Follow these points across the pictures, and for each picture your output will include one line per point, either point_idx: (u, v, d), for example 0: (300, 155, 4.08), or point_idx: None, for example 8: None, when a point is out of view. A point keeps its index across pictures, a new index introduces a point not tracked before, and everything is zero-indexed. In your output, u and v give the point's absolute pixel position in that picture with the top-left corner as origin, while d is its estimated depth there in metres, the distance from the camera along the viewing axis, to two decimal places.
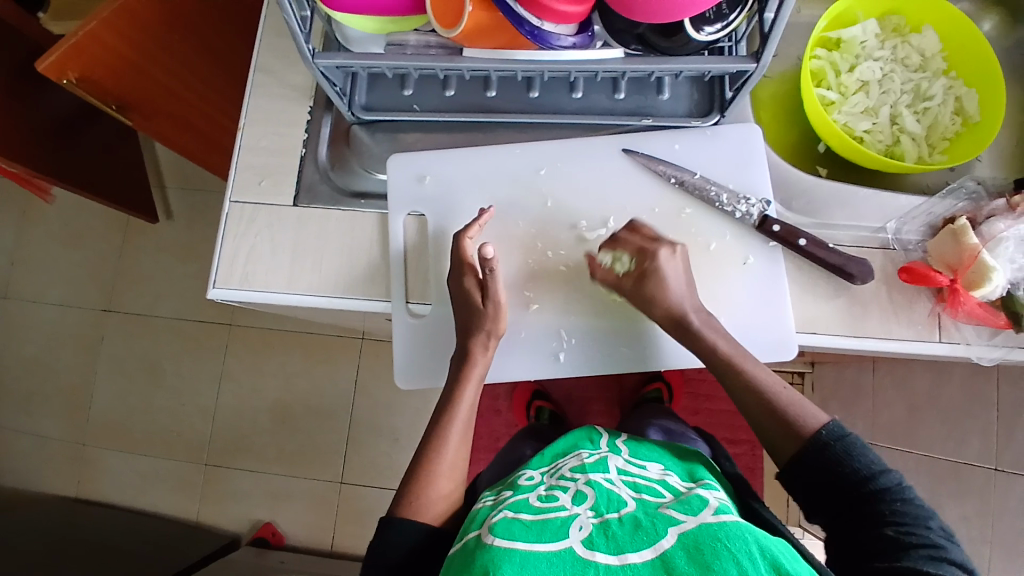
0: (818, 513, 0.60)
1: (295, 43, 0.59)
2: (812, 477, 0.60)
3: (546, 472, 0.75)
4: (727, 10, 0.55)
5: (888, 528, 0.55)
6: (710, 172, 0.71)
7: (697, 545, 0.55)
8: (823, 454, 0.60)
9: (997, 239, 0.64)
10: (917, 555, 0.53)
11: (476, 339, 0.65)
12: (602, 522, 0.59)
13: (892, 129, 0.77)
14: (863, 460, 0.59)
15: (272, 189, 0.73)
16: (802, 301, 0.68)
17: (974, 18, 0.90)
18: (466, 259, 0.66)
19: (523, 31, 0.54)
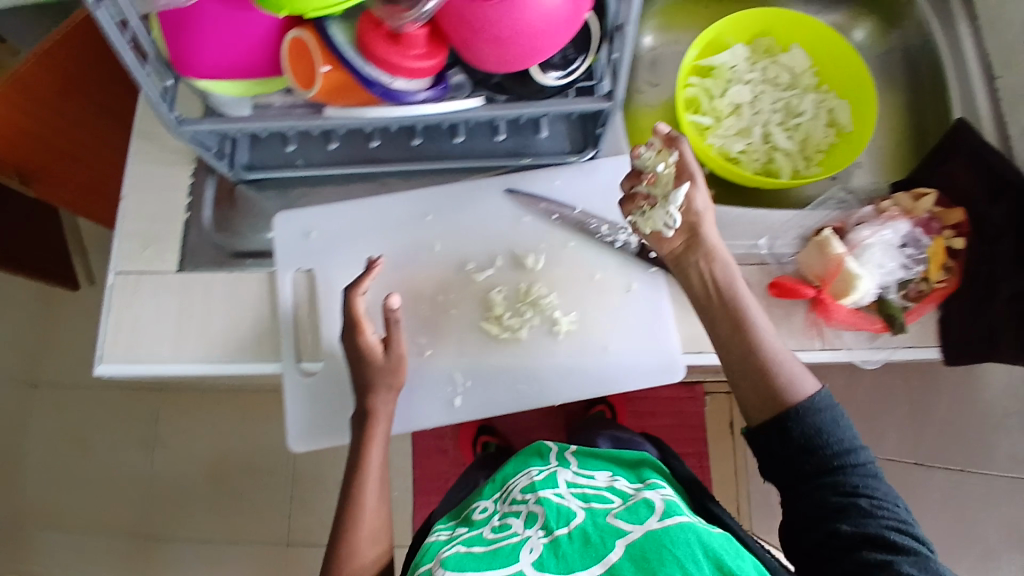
0: (786, 472, 0.61)
1: (158, 112, 0.60)
2: (793, 438, 0.60)
3: (499, 499, 0.82)
4: (572, 55, 0.58)
5: (858, 498, 0.58)
6: (590, 205, 0.73)
7: (643, 555, 0.61)
8: (810, 421, 0.60)
9: (864, 246, 0.67)
10: (885, 525, 0.56)
11: (380, 389, 0.65)
12: (552, 540, 0.66)
13: (767, 148, 0.81)
14: (841, 428, 0.60)
15: (156, 257, 0.72)
16: (687, 323, 0.70)
17: (847, 26, 0.90)
18: (357, 317, 0.64)
19: (376, 89, 0.55)
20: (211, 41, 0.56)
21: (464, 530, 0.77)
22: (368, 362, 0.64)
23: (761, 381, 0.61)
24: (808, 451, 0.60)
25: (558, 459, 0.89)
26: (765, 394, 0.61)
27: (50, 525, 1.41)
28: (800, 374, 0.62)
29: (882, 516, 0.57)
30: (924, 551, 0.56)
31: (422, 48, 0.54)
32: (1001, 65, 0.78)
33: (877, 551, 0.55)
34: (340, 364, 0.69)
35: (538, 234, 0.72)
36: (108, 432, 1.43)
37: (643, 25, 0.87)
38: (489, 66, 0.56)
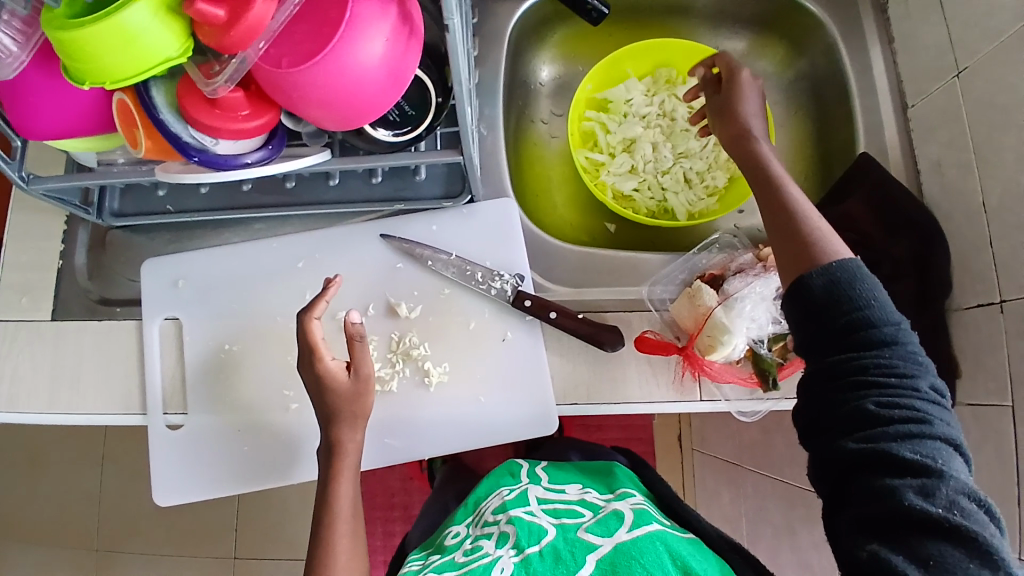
0: (803, 362, 0.49)
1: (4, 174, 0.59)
2: (809, 318, 0.48)
3: (470, 522, 0.84)
4: (410, 112, 0.58)
5: (869, 397, 0.45)
6: (467, 250, 0.71)
7: (613, 567, 0.65)
8: (828, 295, 0.47)
9: (736, 297, 0.64)
10: (896, 435, 0.44)
11: (342, 422, 0.62)
12: (522, 559, 0.69)
13: (660, 185, 0.79)
14: (867, 304, 0.47)
15: (30, 306, 0.71)
16: (562, 372, 0.68)
17: (753, 52, 0.88)
18: (313, 342, 0.63)
19: (196, 152, 0.53)
20: (37, 104, 0.54)
21: (435, 558, 0.78)
22: (332, 387, 0.62)
23: (795, 249, 0.52)
24: (824, 336, 0.48)
25: (528, 476, 0.89)
26: (796, 263, 0.51)
27: (11, 538, 1.44)
28: (832, 241, 0.51)
29: (898, 419, 0.44)
30: (951, 477, 0.42)
31: (248, 107, 0.52)
32: (911, 93, 0.73)
33: (890, 475, 0.43)
34: (204, 416, 0.68)
35: (411, 281, 0.70)
36: (63, 447, 1.44)
37: (540, 55, 0.85)
38: (322, 124, 0.54)
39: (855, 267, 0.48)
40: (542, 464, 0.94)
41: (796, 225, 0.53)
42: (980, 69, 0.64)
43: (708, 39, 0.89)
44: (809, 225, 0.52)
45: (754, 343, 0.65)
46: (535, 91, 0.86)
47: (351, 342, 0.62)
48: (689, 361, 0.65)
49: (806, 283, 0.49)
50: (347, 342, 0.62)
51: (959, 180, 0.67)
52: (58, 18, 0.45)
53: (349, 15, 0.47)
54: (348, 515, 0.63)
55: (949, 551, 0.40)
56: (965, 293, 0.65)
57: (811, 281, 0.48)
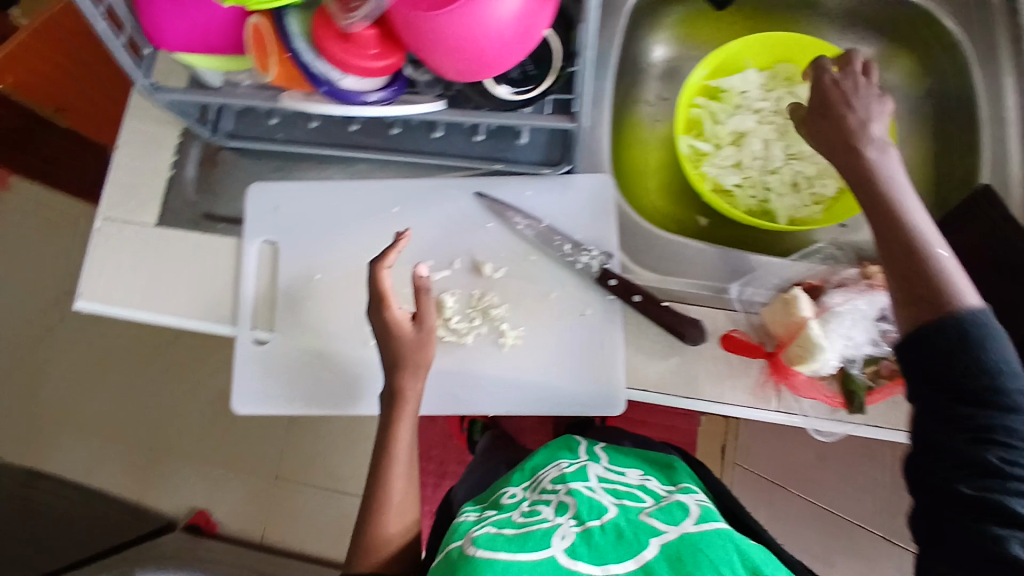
0: (917, 406, 0.49)
1: (133, 78, 0.62)
2: (936, 364, 0.48)
3: (527, 487, 0.83)
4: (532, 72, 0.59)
5: (991, 450, 0.45)
6: (557, 220, 0.70)
7: (679, 557, 0.60)
8: (961, 344, 0.47)
9: (834, 312, 0.62)
10: (1013, 491, 0.44)
11: (406, 370, 0.64)
12: (583, 531, 0.65)
13: (764, 185, 0.76)
14: (1001, 361, 0.47)
15: (137, 210, 0.75)
16: (636, 357, 0.67)
17: (881, 62, 0.83)
18: (383, 290, 0.64)
19: (323, 85, 0.54)
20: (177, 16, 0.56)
21: (490, 513, 0.76)
22: (397, 335, 0.63)
23: (918, 287, 0.50)
24: (947, 387, 0.47)
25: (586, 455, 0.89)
26: (918, 302, 0.50)
27: (70, 426, 1.51)
28: (960, 284, 0.49)
29: (1016, 477, 0.45)
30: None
31: (377, 47, 0.52)
32: None
33: (998, 526, 0.44)
34: (289, 335, 0.71)
35: (499, 242, 0.70)
36: (133, 347, 1.52)
37: (657, 32, 0.82)
38: (445, 73, 0.54)
39: (988, 321, 0.48)
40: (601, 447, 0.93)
41: (923, 264, 0.50)
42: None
43: (833, 41, 0.84)
44: (934, 266, 0.50)
45: (847, 362, 0.63)
46: (646, 71, 0.84)
47: (418, 292, 0.64)
48: (776, 367, 0.64)
49: (938, 330, 0.48)
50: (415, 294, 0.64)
51: None
52: None
53: None
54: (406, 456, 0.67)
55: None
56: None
57: (945, 327, 0.48)
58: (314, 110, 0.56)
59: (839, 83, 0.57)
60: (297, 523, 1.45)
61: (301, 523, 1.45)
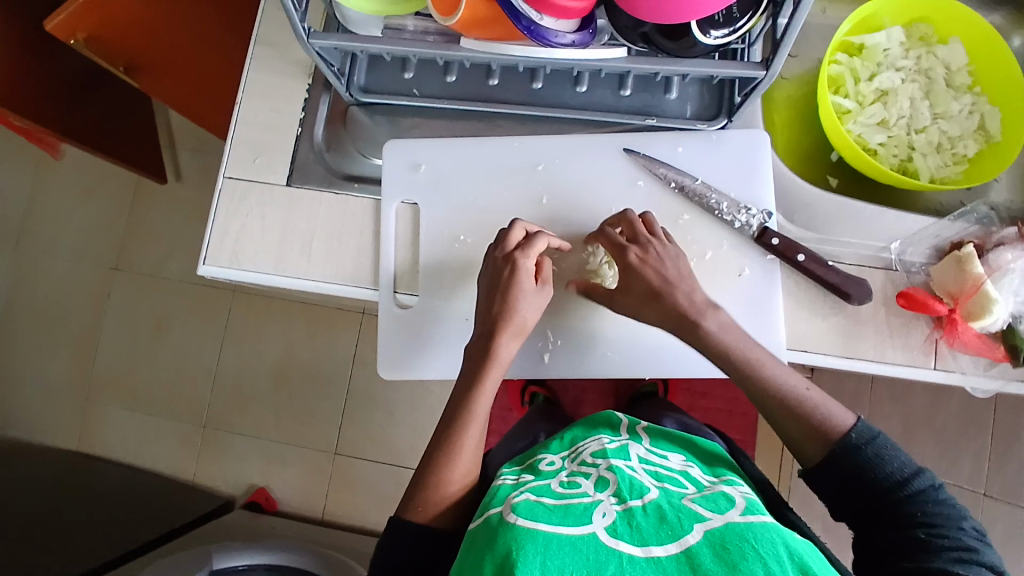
0: (854, 522, 0.58)
1: (290, 21, 0.57)
2: (841, 480, 0.58)
3: (566, 456, 0.72)
4: (738, 14, 0.53)
5: (916, 531, 0.54)
6: (711, 180, 0.68)
7: (724, 544, 0.51)
8: (855, 454, 0.58)
9: (1004, 270, 0.61)
10: (942, 556, 0.52)
11: (506, 332, 0.63)
12: (626, 509, 0.56)
13: (909, 143, 0.74)
14: (896, 461, 0.57)
15: (266, 167, 0.71)
16: (796, 317, 0.67)
17: (1007, 30, 0.83)
18: (538, 245, 0.64)
19: (521, 25, 0.52)
20: None
21: (528, 478, 0.66)
22: (518, 284, 0.62)
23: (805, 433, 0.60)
24: (857, 484, 0.58)
25: (629, 431, 0.76)
26: (814, 452, 0.60)
27: (121, 403, 1.47)
28: (838, 413, 0.60)
29: (945, 546, 0.53)
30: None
31: None
32: None
33: None
34: (434, 298, 0.69)
35: (652, 201, 0.68)
36: (182, 321, 1.47)
37: None
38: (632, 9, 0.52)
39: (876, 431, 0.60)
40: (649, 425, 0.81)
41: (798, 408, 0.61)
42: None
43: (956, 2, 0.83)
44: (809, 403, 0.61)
45: (1015, 318, 0.62)
46: None
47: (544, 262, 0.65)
48: (948, 326, 0.63)
49: (834, 448, 0.59)
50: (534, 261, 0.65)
51: None
52: None
53: None
54: (482, 418, 0.63)
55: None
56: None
57: (842, 443, 0.59)
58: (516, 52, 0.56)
59: (645, 261, 0.63)
60: (359, 499, 1.40)
61: (363, 500, 1.40)
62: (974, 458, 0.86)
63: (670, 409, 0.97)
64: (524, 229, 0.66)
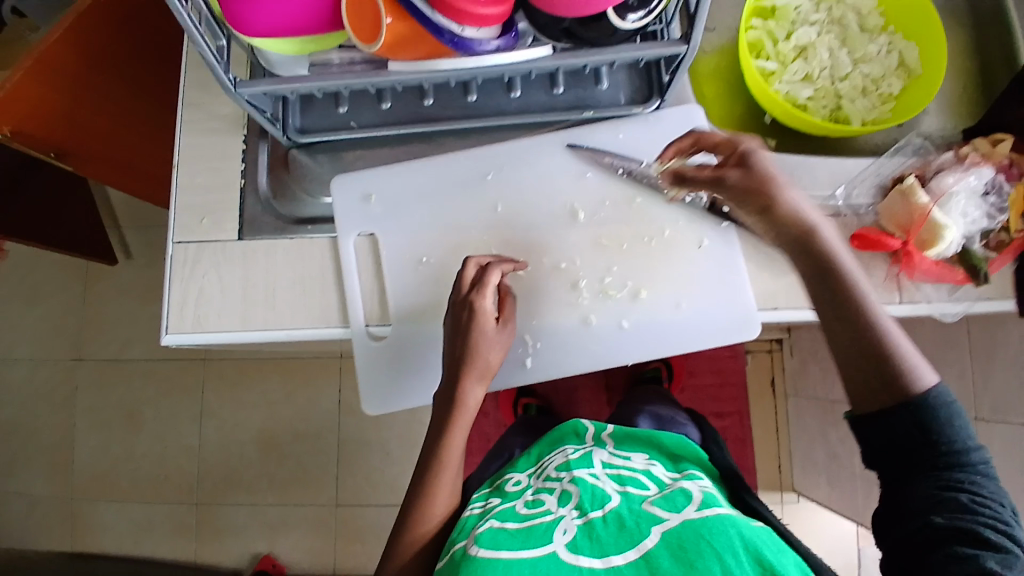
0: (887, 468, 0.55)
1: (213, 74, 0.57)
2: (894, 425, 0.54)
3: (533, 473, 0.75)
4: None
5: (959, 494, 0.51)
6: (656, 160, 0.70)
7: (681, 544, 0.54)
8: (926, 406, 0.53)
9: (949, 193, 0.63)
10: (981, 521, 0.50)
11: (471, 375, 0.62)
12: (586, 522, 0.60)
13: (836, 92, 0.77)
14: (960, 423, 0.53)
15: (214, 226, 0.71)
16: (759, 277, 0.67)
17: None
18: (485, 282, 0.62)
19: (444, 39, 0.53)
20: None
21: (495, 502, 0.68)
22: (478, 324, 0.61)
23: (859, 340, 0.55)
24: (912, 436, 0.53)
25: (593, 440, 0.79)
26: (876, 389, 0.55)
27: (107, 497, 1.41)
28: (920, 365, 0.54)
29: (985, 516, 0.50)
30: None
31: None
32: None
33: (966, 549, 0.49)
34: (407, 326, 0.67)
35: (603, 190, 0.69)
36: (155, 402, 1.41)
37: None
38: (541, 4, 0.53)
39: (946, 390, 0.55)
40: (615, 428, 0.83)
41: (861, 301, 0.55)
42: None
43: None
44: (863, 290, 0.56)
45: (966, 240, 0.64)
46: None
47: (502, 298, 0.64)
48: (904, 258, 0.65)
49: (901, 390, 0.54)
50: (494, 297, 0.64)
51: None
52: None
53: None
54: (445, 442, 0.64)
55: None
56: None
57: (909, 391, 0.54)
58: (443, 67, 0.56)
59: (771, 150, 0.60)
60: (370, 547, 1.36)
61: (374, 547, 1.36)
62: (958, 381, 0.89)
63: (650, 401, 0.95)
64: (477, 264, 0.64)
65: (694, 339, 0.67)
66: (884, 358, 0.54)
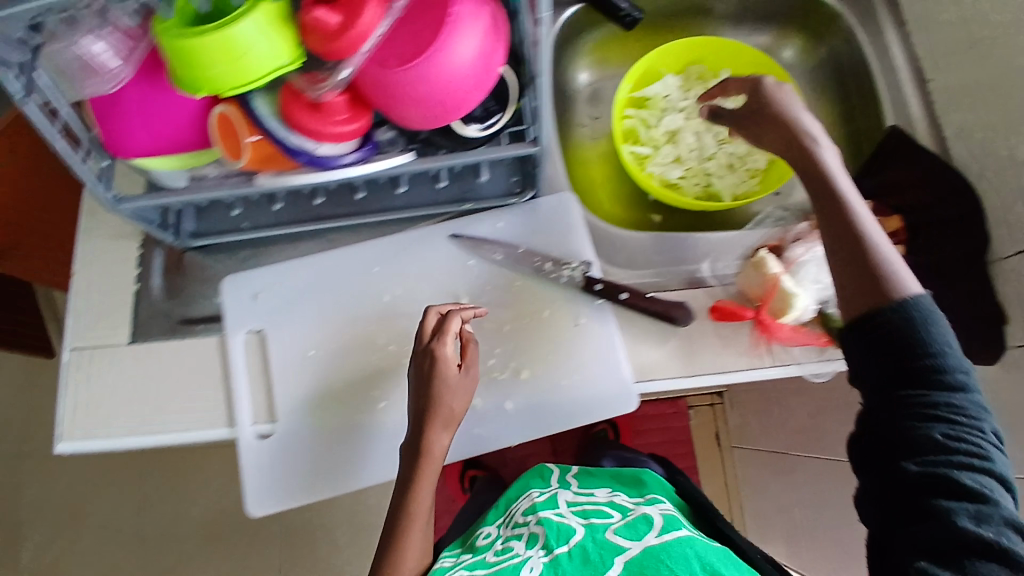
0: (869, 394, 0.56)
1: (95, 194, 0.60)
2: (879, 348, 0.55)
3: (501, 523, 0.83)
4: (492, 108, 0.61)
5: (935, 429, 0.52)
6: (534, 245, 0.74)
7: (642, 568, 0.62)
8: (905, 330, 0.54)
9: (798, 263, 0.67)
10: (957, 463, 0.51)
11: (436, 425, 0.64)
12: (552, 559, 0.66)
13: (704, 171, 0.83)
14: (938, 343, 0.54)
15: (109, 330, 0.73)
16: (635, 351, 0.71)
17: (777, 46, 0.93)
18: (447, 329, 0.64)
19: (302, 156, 0.57)
20: (137, 117, 0.57)
21: (466, 557, 0.75)
22: (441, 373, 0.63)
23: (861, 272, 0.57)
24: (891, 364, 0.55)
25: (558, 482, 0.88)
26: (865, 300, 0.56)
27: None
28: (901, 273, 0.56)
29: (961, 451, 0.52)
30: (1002, 507, 0.50)
31: (347, 112, 0.55)
32: (930, 69, 0.80)
33: (943, 497, 0.51)
34: (292, 421, 0.69)
35: (485, 276, 0.73)
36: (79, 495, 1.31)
37: (578, 62, 0.88)
38: (383, 109, 0.56)
39: (925, 306, 0.55)
40: (577, 468, 0.94)
41: (858, 241, 0.58)
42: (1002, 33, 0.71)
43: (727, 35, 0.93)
44: (869, 240, 0.58)
45: (822, 304, 0.68)
46: (574, 97, 0.89)
47: (465, 343, 0.66)
48: (763, 326, 0.68)
49: (881, 316, 0.55)
50: (456, 342, 0.65)
51: (988, 143, 0.74)
52: (175, 26, 0.49)
53: (450, 18, 0.51)
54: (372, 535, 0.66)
55: (991, 566, 0.48)
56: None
57: (887, 315, 0.55)
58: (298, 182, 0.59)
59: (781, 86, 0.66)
60: None
61: None
62: None
63: (610, 449, 1.05)
64: (438, 313, 0.66)
65: (579, 414, 0.70)
66: (877, 288, 0.56)
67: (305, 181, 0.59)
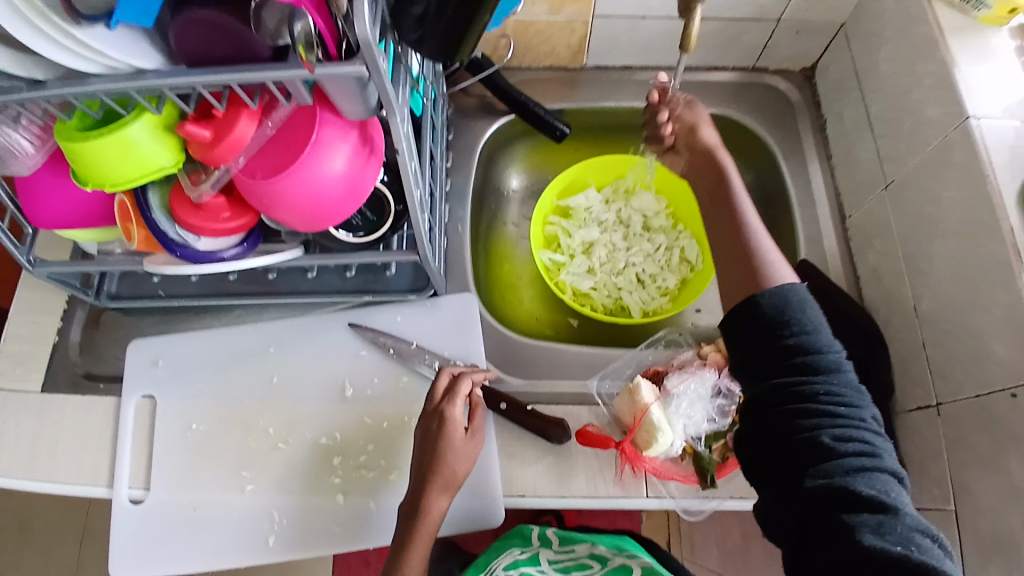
0: (750, 395, 0.52)
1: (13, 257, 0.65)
2: (756, 343, 0.52)
3: None
4: (370, 215, 0.70)
5: (821, 431, 0.48)
6: (427, 341, 0.75)
7: None
8: (780, 320, 0.52)
9: (671, 395, 0.67)
10: (848, 465, 0.46)
11: (435, 486, 0.61)
12: None
13: (616, 285, 0.86)
14: (810, 331, 0.51)
15: (21, 376, 0.75)
16: (510, 462, 0.70)
17: None
18: (456, 387, 0.65)
19: (182, 247, 0.61)
20: (47, 195, 0.62)
21: None
22: (447, 437, 0.62)
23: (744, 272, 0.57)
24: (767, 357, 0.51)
25: (538, 539, 0.80)
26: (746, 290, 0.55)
27: None
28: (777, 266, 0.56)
29: (851, 452, 0.47)
30: (903, 513, 0.44)
31: (228, 210, 0.60)
32: (849, 206, 0.82)
33: (847, 509, 0.45)
34: (166, 492, 0.71)
35: (375, 366, 0.74)
36: (13, 519, 1.27)
37: (511, 166, 0.92)
38: (263, 212, 0.59)
39: (800, 296, 0.53)
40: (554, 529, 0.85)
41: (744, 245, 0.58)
42: (909, 181, 0.72)
43: None
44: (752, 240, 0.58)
45: (693, 439, 0.68)
46: (506, 197, 0.93)
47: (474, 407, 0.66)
48: (628, 456, 0.66)
49: (757, 305, 0.53)
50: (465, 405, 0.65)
51: (894, 288, 0.73)
52: (67, 128, 0.54)
53: (314, 137, 0.54)
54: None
55: None
56: (944, 386, 0.65)
57: (762, 305, 0.53)
58: (166, 272, 0.63)
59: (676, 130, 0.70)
60: None
61: None
62: None
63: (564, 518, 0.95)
64: (451, 374, 0.67)
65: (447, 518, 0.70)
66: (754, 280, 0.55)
67: (180, 272, 0.63)
